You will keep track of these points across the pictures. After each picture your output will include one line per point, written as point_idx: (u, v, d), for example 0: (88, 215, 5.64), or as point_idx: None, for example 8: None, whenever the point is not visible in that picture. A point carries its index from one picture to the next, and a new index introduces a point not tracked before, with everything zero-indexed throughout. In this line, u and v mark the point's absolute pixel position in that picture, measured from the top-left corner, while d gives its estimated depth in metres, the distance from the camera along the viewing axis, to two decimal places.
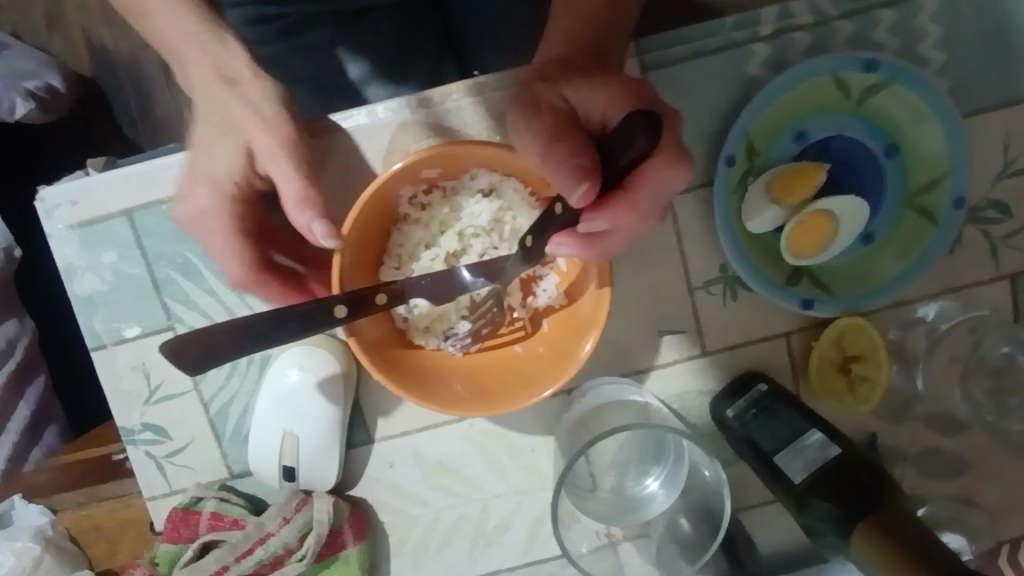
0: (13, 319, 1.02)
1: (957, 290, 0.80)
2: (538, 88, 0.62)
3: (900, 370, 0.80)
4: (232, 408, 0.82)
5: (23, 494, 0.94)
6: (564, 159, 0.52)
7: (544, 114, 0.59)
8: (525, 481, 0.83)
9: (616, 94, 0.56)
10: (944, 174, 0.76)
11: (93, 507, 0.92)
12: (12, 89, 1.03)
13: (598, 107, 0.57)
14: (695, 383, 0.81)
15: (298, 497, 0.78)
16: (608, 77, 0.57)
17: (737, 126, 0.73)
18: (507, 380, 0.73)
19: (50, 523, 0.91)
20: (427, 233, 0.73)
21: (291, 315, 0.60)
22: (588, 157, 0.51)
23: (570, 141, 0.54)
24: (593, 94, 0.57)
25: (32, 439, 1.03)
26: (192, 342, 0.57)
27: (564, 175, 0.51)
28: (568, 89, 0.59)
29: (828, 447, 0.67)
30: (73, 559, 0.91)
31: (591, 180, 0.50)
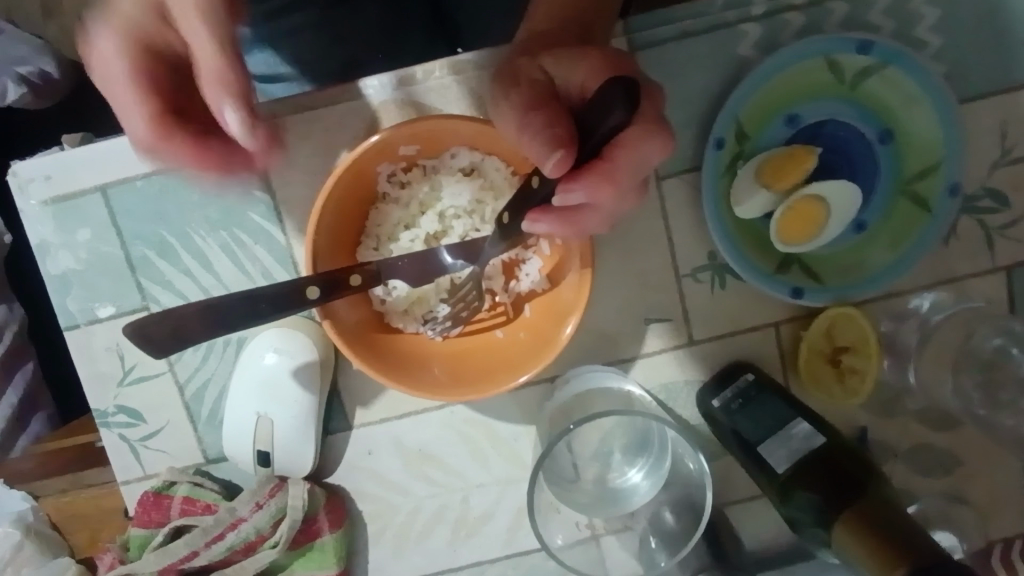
0: (2, 304, 0.99)
1: (951, 282, 0.78)
2: (517, 61, 0.60)
3: (891, 364, 0.78)
4: (208, 392, 0.81)
5: (7, 480, 0.93)
6: (540, 129, 0.50)
7: (522, 86, 0.56)
8: (507, 471, 0.81)
9: (597, 64, 0.54)
10: (939, 161, 0.73)
11: (75, 493, 0.92)
12: (4, 73, 0.96)
13: (577, 80, 0.55)
14: (681, 373, 0.79)
15: (273, 482, 0.77)
16: (589, 49, 0.55)
17: (727, 107, 0.71)
18: (486, 366, 0.72)
19: (30, 510, 0.92)
20: (406, 213, 0.71)
21: (263, 298, 0.58)
22: (565, 128, 0.50)
23: (546, 111, 0.52)
24: (571, 67, 0.55)
25: (20, 427, 0.98)
26: (157, 324, 0.56)
27: (539, 146, 0.50)
28: (547, 61, 0.57)
29: (814, 437, 0.64)
30: (55, 546, 0.92)
31: (565, 149, 0.48)
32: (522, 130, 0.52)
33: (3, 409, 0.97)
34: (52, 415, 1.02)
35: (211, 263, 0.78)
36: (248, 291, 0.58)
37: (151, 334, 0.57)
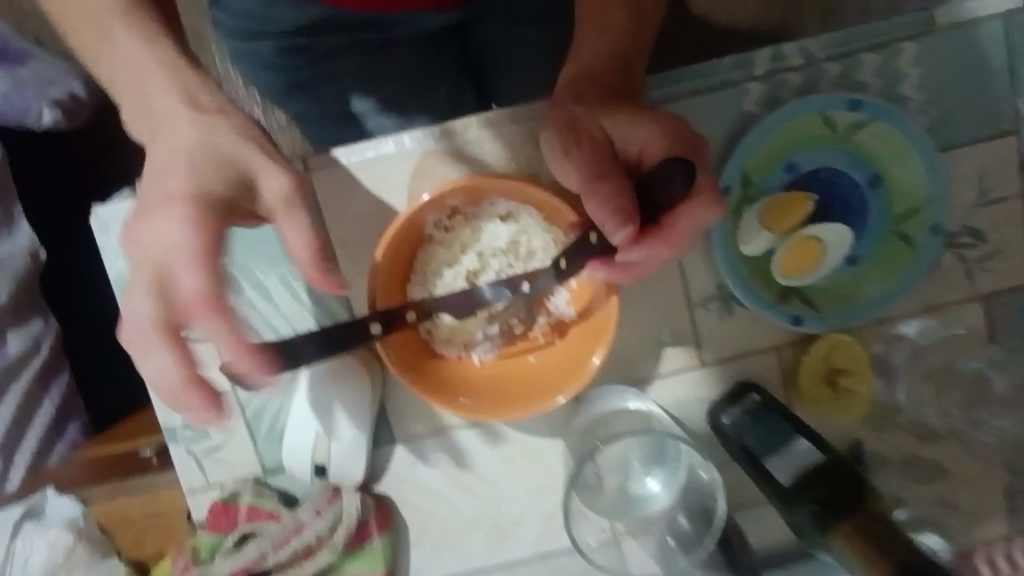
0: (38, 319, 1.15)
1: (935, 309, 0.87)
2: (575, 111, 0.70)
3: (883, 383, 0.87)
4: (267, 410, 0.90)
5: (56, 487, 1.07)
6: (607, 200, 0.64)
7: (586, 145, 0.70)
8: (536, 479, 0.90)
9: (654, 132, 0.67)
10: (922, 204, 0.83)
11: (121, 499, 1.05)
12: (39, 99, 1.11)
13: (636, 142, 0.68)
14: (694, 392, 0.88)
15: (328, 491, 0.86)
16: (644, 113, 0.68)
17: (743, 145, 0.80)
18: (522, 387, 0.81)
19: (81, 515, 1.03)
20: (450, 254, 0.80)
21: (333, 334, 0.69)
22: (628, 201, 0.63)
23: (612, 180, 0.65)
24: (631, 130, 0.68)
25: (56, 434, 1.16)
26: (248, 362, 0.64)
27: (608, 216, 0.64)
28: (607, 120, 0.69)
29: (814, 453, 0.74)
30: (103, 547, 1.03)
31: (632, 223, 0.63)
32: (592, 194, 0.66)
33: (41, 417, 1.14)
34: (84, 424, 1.19)
35: (270, 294, 0.87)
36: (323, 329, 0.67)
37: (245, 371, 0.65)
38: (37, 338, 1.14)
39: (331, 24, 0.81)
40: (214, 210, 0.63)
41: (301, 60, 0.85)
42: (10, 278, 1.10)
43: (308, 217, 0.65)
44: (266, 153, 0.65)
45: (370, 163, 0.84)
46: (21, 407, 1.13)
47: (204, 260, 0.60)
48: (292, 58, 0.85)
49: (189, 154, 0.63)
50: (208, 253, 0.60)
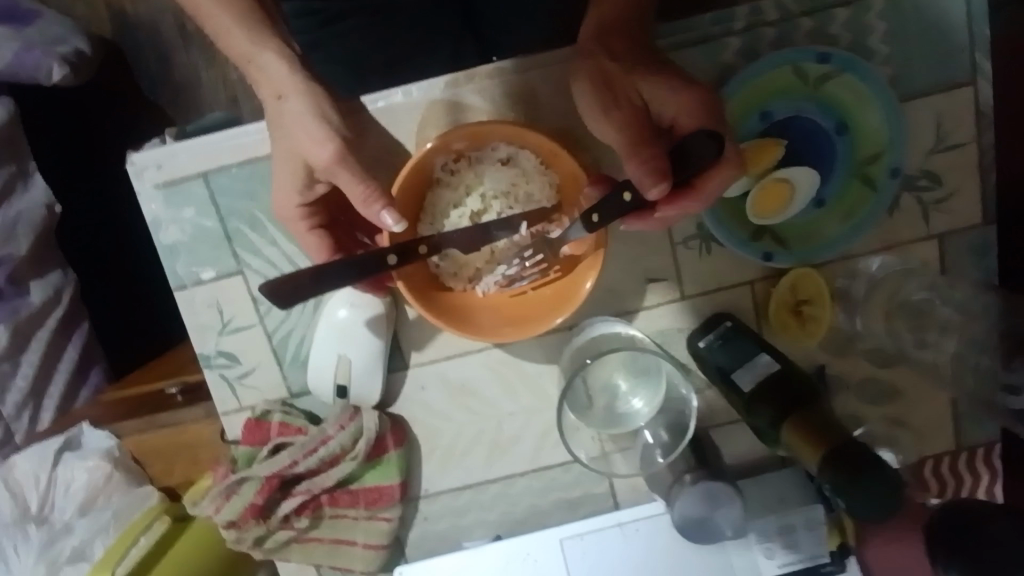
0: (58, 270, 1.18)
1: (895, 247, 0.96)
2: (613, 74, 0.81)
3: (844, 313, 0.97)
4: (291, 338, 1.00)
5: (89, 422, 1.21)
6: (643, 162, 0.71)
7: (625, 109, 0.80)
8: (533, 401, 1.01)
9: (685, 101, 0.76)
10: (885, 149, 0.91)
11: (150, 432, 1.20)
12: (50, 56, 1.14)
13: (670, 111, 0.78)
14: (675, 322, 0.98)
15: (349, 410, 0.97)
16: (682, 84, 0.77)
17: (737, 77, 0.87)
18: (522, 313, 0.91)
19: (115, 447, 1.19)
20: (455, 195, 0.89)
21: (355, 261, 0.77)
22: (662, 162, 0.71)
23: (647, 145, 0.73)
24: (667, 98, 0.77)
25: (81, 379, 1.22)
26: (283, 283, 0.75)
27: (643, 175, 0.71)
28: (646, 88, 0.79)
29: (771, 363, 0.85)
30: (137, 476, 1.21)
31: (665, 181, 0.71)
32: (628, 156, 0.74)
33: (66, 363, 1.20)
34: (106, 369, 1.25)
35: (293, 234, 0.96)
36: (345, 256, 0.77)
37: (280, 290, 0.75)
38: (56, 290, 1.17)
39: None
40: (306, 183, 0.85)
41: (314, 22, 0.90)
42: (30, 232, 1.13)
43: (353, 174, 0.82)
44: (309, 127, 0.82)
45: (382, 112, 0.92)
46: (46, 354, 1.17)
47: (312, 217, 0.88)
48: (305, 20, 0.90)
49: (275, 144, 0.84)
50: (322, 212, 0.89)
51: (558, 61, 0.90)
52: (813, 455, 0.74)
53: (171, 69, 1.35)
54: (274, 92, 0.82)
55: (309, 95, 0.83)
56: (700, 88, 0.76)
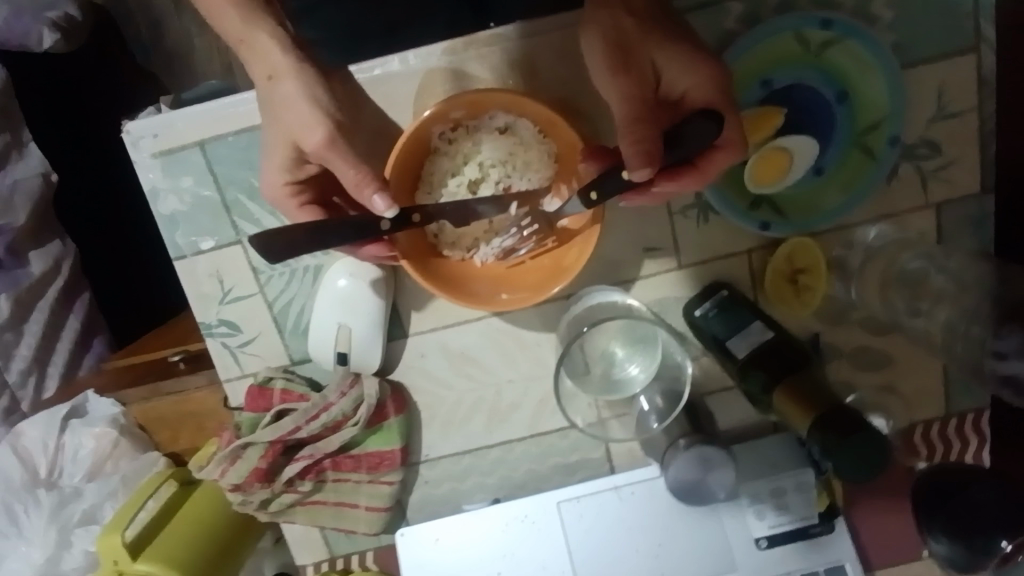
0: (57, 241, 1.17)
1: (892, 216, 0.97)
2: (626, 33, 0.77)
3: (840, 282, 0.98)
4: (292, 307, 1.01)
5: (94, 389, 1.25)
6: (635, 145, 0.73)
7: (632, 74, 0.77)
8: (532, 369, 1.03)
9: (699, 78, 0.76)
10: (885, 119, 0.91)
11: (156, 399, 1.23)
12: (39, 21, 1.15)
13: (683, 84, 0.77)
14: (672, 291, 0.99)
15: (350, 376, 0.98)
16: (698, 57, 0.76)
17: (738, 47, 0.87)
18: (520, 282, 0.92)
19: (120, 413, 1.23)
20: (453, 164, 0.89)
21: (348, 224, 0.78)
22: (653, 148, 0.72)
23: (644, 125, 0.74)
24: (682, 69, 0.76)
25: (84, 347, 1.23)
26: (275, 239, 0.77)
27: (632, 158, 0.72)
28: (659, 54, 0.77)
29: (765, 331, 0.86)
30: (143, 442, 1.26)
31: (650, 167, 0.72)
32: (625, 133, 0.74)
33: (69, 333, 1.21)
34: (109, 339, 1.26)
35: None
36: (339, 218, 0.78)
37: (271, 246, 0.77)
38: (55, 261, 1.17)
39: None
40: (298, 161, 0.84)
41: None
42: (28, 202, 1.13)
43: (346, 161, 0.80)
44: (306, 103, 0.79)
45: (380, 80, 0.91)
46: (48, 324, 1.19)
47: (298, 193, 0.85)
48: None
49: (270, 126, 0.82)
50: (312, 191, 0.87)
51: (557, 27, 0.89)
52: (802, 417, 0.76)
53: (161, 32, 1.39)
54: (267, 72, 0.80)
55: (303, 76, 0.80)
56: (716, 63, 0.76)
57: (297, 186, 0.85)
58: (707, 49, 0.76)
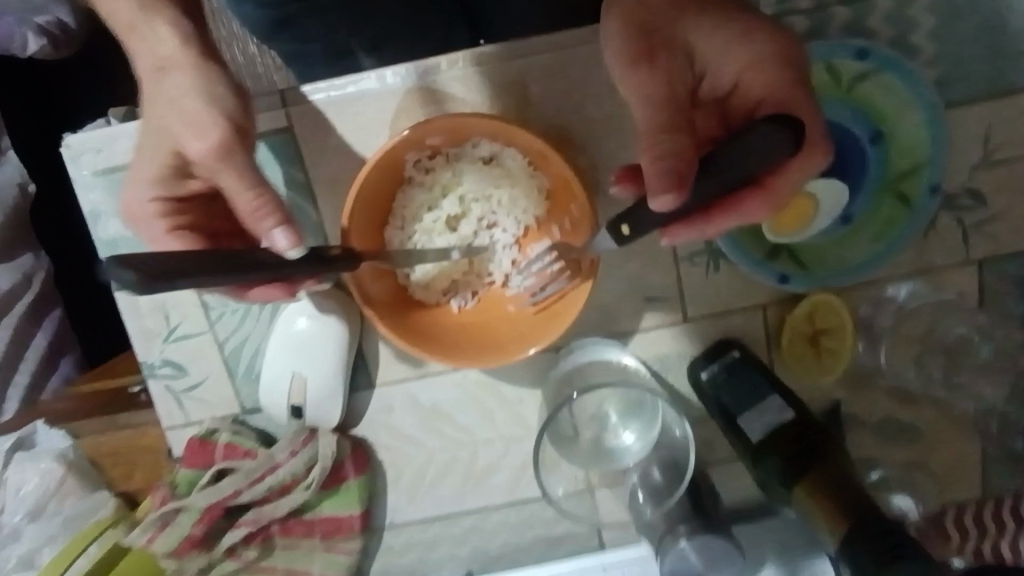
0: (30, 252, 1.09)
1: (928, 273, 0.84)
2: (654, 18, 0.67)
3: (865, 345, 0.86)
4: (245, 349, 0.89)
5: (47, 420, 1.03)
6: (661, 164, 0.59)
7: (660, 68, 0.66)
8: (512, 428, 0.90)
9: (750, 58, 0.65)
10: (923, 163, 0.79)
11: (110, 434, 1.01)
12: (22, 24, 1.01)
13: (732, 70, 0.66)
14: (674, 348, 0.87)
15: (305, 432, 0.87)
16: (749, 35, 0.65)
17: None
18: (499, 334, 0.80)
19: (70, 448, 1.00)
20: (429, 196, 0.79)
21: (231, 254, 0.58)
22: (682, 168, 0.58)
23: (682, 136, 0.60)
24: (728, 53, 0.65)
25: (49, 367, 1.11)
26: (152, 259, 0.51)
27: (656, 182, 0.58)
28: (697, 37, 0.66)
29: (784, 413, 0.75)
30: (92, 480, 1.01)
31: (679, 192, 0.57)
32: (653, 148, 0.60)
33: (33, 352, 1.09)
34: (80, 358, 1.14)
35: None
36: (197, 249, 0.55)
37: (139, 265, 0.50)
38: (28, 274, 1.08)
39: None
40: (181, 175, 0.72)
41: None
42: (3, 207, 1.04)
43: (237, 175, 0.67)
44: (195, 105, 0.67)
45: (352, 99, 0.81)
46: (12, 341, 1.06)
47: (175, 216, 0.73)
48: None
49: (152, 124, 0.70)
50: (191, 216, 0.74)
51: (554, 47, 0.79)
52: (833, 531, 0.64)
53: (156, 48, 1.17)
54: (154, 63, 0.68)
55: (203, 73, 0.68)
56: (770, 38, 0.64)
57: (172, 206, 0.73)
58: (758, 25, 0.65)
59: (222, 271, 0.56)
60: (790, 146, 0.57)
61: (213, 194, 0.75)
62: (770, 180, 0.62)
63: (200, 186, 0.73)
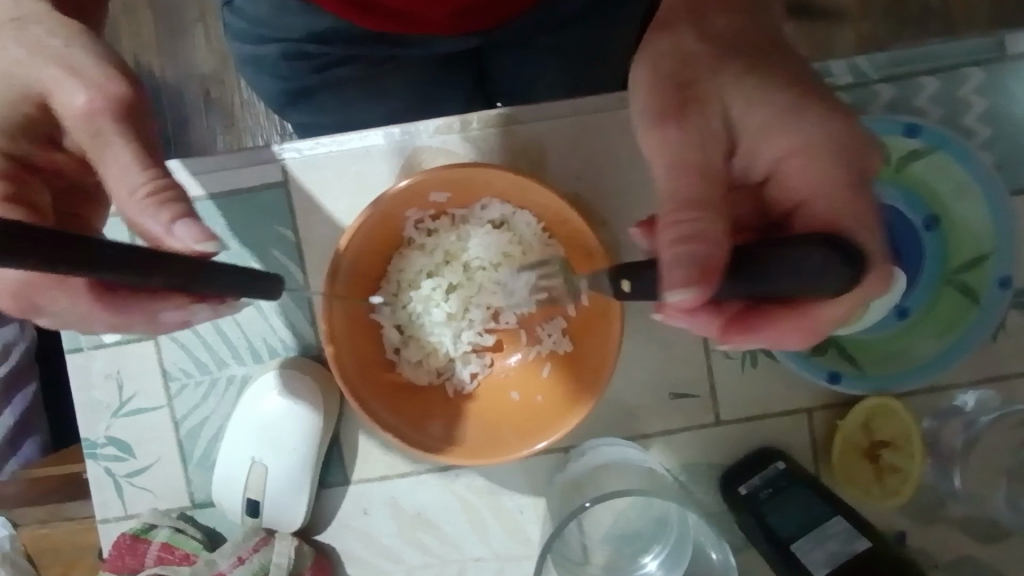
0: (14, 322, 0.89)
1: (1000, 381, 0.73)
2: (697, 64, 0.52)
3: (933, 465, 0.72)
4: (204, 430, 0.77)
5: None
6: (682, 244, 0.45)
7: (694, 129, 0.51)
8: (508, 545, 0.74)
9: (803, 143, 0.50)
10: (989, 252, 0.70)
11: (53, 526, 0.88)
12: None
13: (773, 151, 0.51)
14: (705, 455, 0.74)
15: (258, 535, 0.73)
16: (808, 108, 0.49)
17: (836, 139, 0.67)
18: (501, 427, 0.68)
19: (7, 538, 0.89)
20: (430, 261, 0.71)
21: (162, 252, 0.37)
22: (713, 255, 0.44)
23: (716, 217, 0.46)
24: (781, 126, 0.50)
25: (9, 448, 0.89)
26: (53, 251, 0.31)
27: (673, 268, 0.44)
28: (736, 101, 0.51)
29: (855, 540, 0.60)
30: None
31: (704, 285, 0.43)
32: (671, 221, 0.47)
33: None
34: (46, 441, 0.93)
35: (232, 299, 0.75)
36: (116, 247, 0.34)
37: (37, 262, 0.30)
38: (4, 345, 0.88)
39: (341, 34, 0.74)
40: (33, 137, 0.52)
41: (307, 69, 0.77)
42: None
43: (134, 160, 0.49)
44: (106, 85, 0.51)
45: (356, 160, 0.74)
46: None
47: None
48: (297, 66, 0.77)
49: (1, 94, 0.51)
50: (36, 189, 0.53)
51: (575, 112, 0.73)
52: None
53: (185, 131, 1.11)
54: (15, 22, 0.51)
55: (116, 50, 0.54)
56: (832, 122, 0.49)
57: (6, 168, 0.51)
58: (819, 99, 0.50)
59: (78, 262, 0.32)
60: (843, 284, 0.42)
61: (75, 175, 0.56)
62: (808, 309, 0.48)
63: (63, 161, 0.54)
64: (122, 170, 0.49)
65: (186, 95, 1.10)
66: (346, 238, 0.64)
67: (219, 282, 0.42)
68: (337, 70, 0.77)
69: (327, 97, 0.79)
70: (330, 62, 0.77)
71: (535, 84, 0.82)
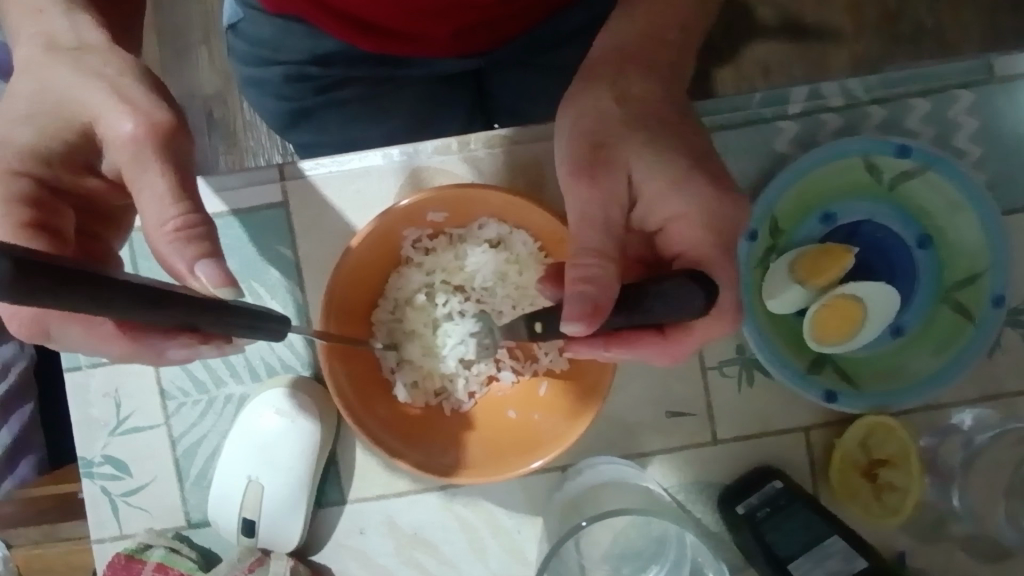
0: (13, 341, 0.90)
1: (996, 398, 0.73)
2: (608, 130, 0.59)
3: (933, 484, 0.72)
4: (200, 449, 0.77)
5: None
6: (578, 285, 0.53)
7: (600, 186, 0.58)
8: (505, 565, 0.74)
9: (687, 207, 0.58)
10: (983, 270, 0.71)
11: (47, 547, 0.86)
12: None
13: (667, 209, 0.58)
14: (704, 474, 0.73)
15: (253, 556, 0.73)
16: (693, 175, 0.58)
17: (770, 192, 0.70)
18: (500, 447, 0.68)
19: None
20: (428, 280, 0.71)
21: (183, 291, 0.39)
22: (604, 296, 0.52)
23: (609, 263, 0.54)
24: (670, 186, 0.58)
25: (7, 468, 0.89)
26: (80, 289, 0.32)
27: (571, 303, 0.52)
28: (636, 162, 0.58)
29: (855, 559, 0.63)
30: None
31: (591, 320, 0.51)
32: (579, 265, 0.54)
33: None
34: (42, 459, 0.93)
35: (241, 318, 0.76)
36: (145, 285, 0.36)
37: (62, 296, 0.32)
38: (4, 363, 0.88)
39: (344, 56, 0.76)
40: (64, 163, 0.53)
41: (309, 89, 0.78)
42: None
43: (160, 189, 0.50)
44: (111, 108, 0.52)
45: (355, 179, 0.75)
46: None
47: (21, 208, 0.50)
48: (300, 87, 0.78)
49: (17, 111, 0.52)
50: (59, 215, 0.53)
51: None
52: None
53: None
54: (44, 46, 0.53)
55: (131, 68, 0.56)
56: (709, 190, 0.57)
57: (32, 193, 0.51)
58: (706, 170, 0.58)
59: (101, 301, 0.33)
60: (702, 306, 0.53)
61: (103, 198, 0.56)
62: (681, 334, 0.58)
63: (95, 186, 0.55)
64: (150, 204, 0.50)
65: (190, 117, 1.12)
66: (342, 261, 0.64)
67: (237, 321, 0.43)
68: (339, 91, 0.79)
69: (328, 117, 0.80)
70: (331, 83, 0.78)
71: (532, 102, 0.82)
